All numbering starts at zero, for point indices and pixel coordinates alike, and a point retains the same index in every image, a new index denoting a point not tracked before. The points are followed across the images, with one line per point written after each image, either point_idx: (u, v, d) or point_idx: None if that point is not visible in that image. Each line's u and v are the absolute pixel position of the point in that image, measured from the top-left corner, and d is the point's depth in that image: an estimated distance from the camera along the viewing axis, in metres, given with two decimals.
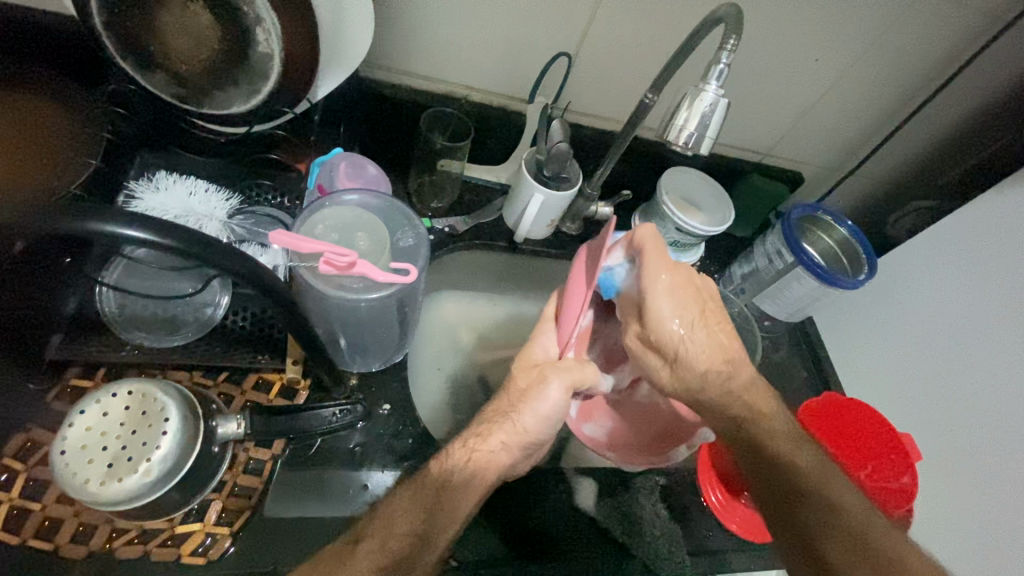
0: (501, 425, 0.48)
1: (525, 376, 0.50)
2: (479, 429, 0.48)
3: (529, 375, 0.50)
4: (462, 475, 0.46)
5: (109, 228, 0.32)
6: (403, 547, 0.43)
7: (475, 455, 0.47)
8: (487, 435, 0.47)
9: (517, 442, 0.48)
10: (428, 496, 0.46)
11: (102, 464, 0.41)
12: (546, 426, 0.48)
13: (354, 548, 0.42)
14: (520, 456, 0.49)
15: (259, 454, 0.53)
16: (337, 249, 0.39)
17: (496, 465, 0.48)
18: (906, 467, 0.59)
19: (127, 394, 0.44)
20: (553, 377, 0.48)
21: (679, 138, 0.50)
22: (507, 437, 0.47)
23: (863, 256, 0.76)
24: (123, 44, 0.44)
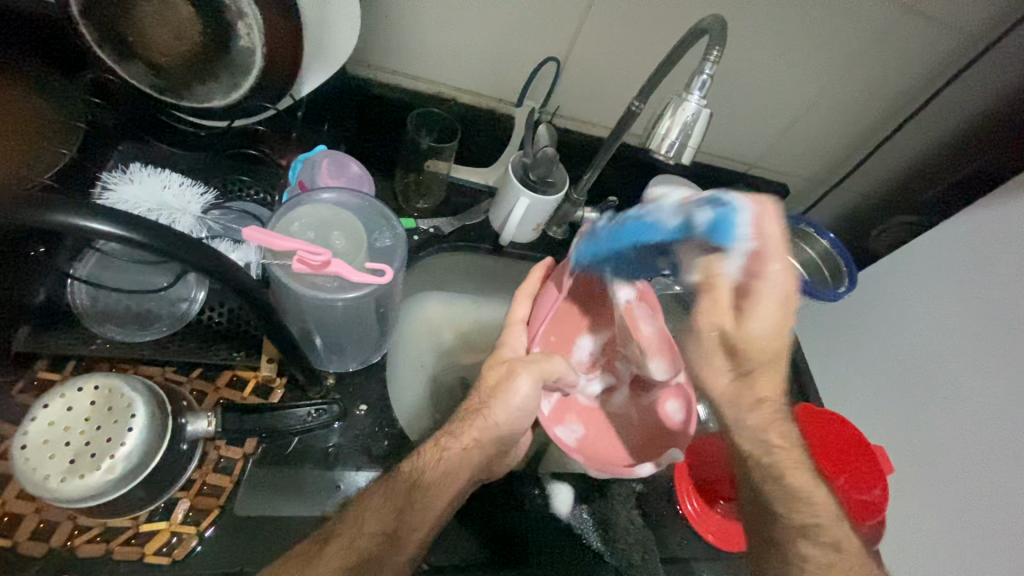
0: (471, 425, 0.49)
1: (495, 371, 0.51)
2: (451, 427, 0.50)
3: (498, 369, 0.51)
4: (436, 473, 0.47)
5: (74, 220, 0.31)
6: (369, 549, 0.43)
7: (448, 455, 0.48)
8: (459, 432, 0.48)
9: (488, 438, 0.49)
10: (403, 498, 0.45)
11: (64, 460, 0.40)
12: (516, 420, 0.49)
13: (324, 551, 0.41)
14: (492, 454, 0.50)
15: (230, 453, 0.52)
16: (311, 247, 0.39)
17: (470, 465, 0.48)
18: (877, 478, 0.59)
19: (93, 389, 0.43)
20: (522, 373, 0.50)
21: (662, 147, 0.50)
22: (480, 434, 0.49)
23: (844, 268, 0.77)
24: (100, 33, 0.43)
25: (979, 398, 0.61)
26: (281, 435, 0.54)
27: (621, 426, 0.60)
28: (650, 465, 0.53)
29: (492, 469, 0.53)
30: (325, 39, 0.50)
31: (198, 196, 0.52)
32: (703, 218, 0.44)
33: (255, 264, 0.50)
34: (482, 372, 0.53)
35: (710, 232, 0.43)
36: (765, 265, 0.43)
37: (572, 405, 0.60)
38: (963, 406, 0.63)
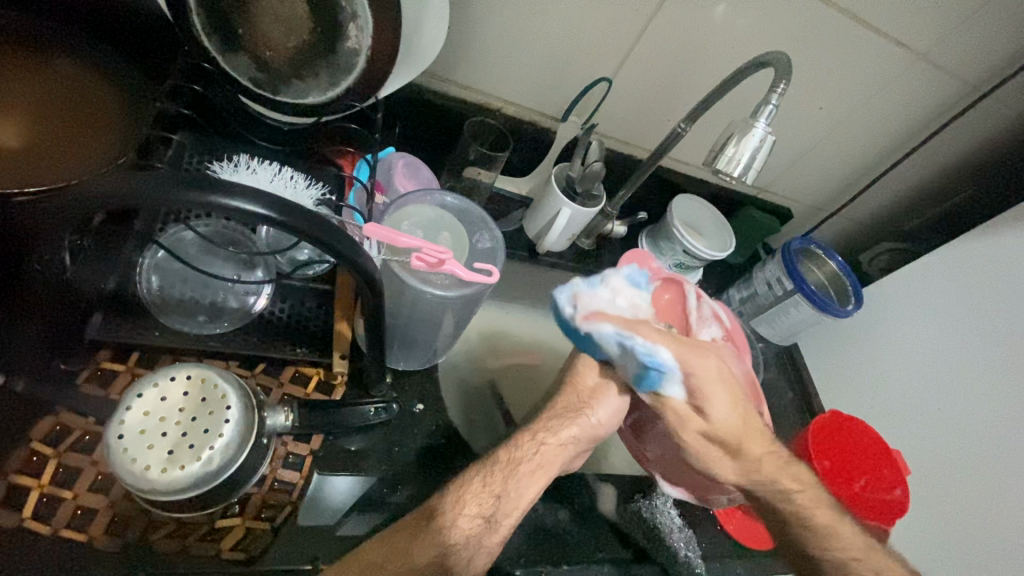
0: (573, 422, 0.51)
1: (594, 374, 0.54)
2: (545, 424, 0.51)
3: (596, 372, 0.54)
4: (532, 464, 0.47)
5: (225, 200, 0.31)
6: (469, 530, 0.43)
7: (546, 449, 0.49)
8: (557, 429, 0.50)
9: (585, 436, 0.51)
10: (496, 484, 0.46)
11: (163, 450, 0.39)
12: (612, 419, 0.53)
13: (428, 526, 0.43)
14: (581, 451, 0.52)
15: (298, 449, 0.52)
16: (432, 245, 0.40)
17: (563, 459, 0.49)
18: (897, 480, 0.64)
19: (187, 379, 0.42)
20: (619, 377, 0.54)
21: (728, 169, 0.54)
22: (580, 431, 0.51)
23: (850, 289, 0.84)
24: (210, 21, 0.45)
25: (993, 410, 0.69)
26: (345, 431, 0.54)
27: None
28: (725, 501, 0.59)
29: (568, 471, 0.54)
30: (417, 47, 0.52)
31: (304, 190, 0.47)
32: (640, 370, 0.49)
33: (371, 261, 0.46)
34: (577, 370, 0.54)
35: (643, 376, 0.49)
36: (690, 363, 0.50)
37: (646, 425, 0.65)
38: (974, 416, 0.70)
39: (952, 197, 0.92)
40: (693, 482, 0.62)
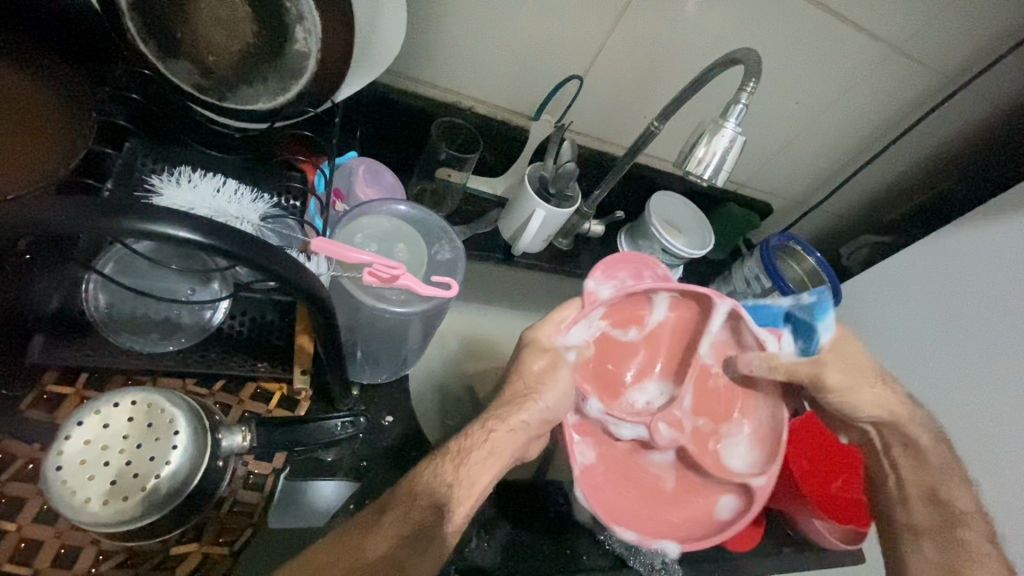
0: (523, 408, 0.49)
1: (539, 361, 0.51)
2: (498, 411, 0.49)
3: (542, 359, 0.51)
4: (483, 452, 0.47)
5: (153, 227, 0.30)
6: (420, 518, 0.43)
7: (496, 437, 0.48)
8: (508, 416, 0.48)
9: (541, 419, 0.49)
10: (446, 474, 0.46)
11: (105, 480, 0.38)
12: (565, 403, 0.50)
13: (382, 520, 0.43)
14: (534, 436, 0.51)
15: (260, 468, 0.50)
16: (385, 260, 0.38)
17: (514, 447, 0.48)
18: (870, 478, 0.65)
19: (131, 405, 0.40)
20: (567, 366, 0.51)
21: (698, 171, 0.53)
22: (531, 415, 0.49)
23: (829, 285, 0.83)
24: (146, 26, 0.42)
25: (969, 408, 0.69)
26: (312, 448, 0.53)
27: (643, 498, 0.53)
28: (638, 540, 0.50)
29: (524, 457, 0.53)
30: (373, 47, 0.50)
31: (253, 202, 0.44)
32: (804, 304, 0.56)
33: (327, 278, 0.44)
34: (524, 356, 0.51)
35: (815, 315, 0.55)
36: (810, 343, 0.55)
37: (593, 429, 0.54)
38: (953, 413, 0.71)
39: (929, 190, 0.92)
40: (625, 506, 0.52)
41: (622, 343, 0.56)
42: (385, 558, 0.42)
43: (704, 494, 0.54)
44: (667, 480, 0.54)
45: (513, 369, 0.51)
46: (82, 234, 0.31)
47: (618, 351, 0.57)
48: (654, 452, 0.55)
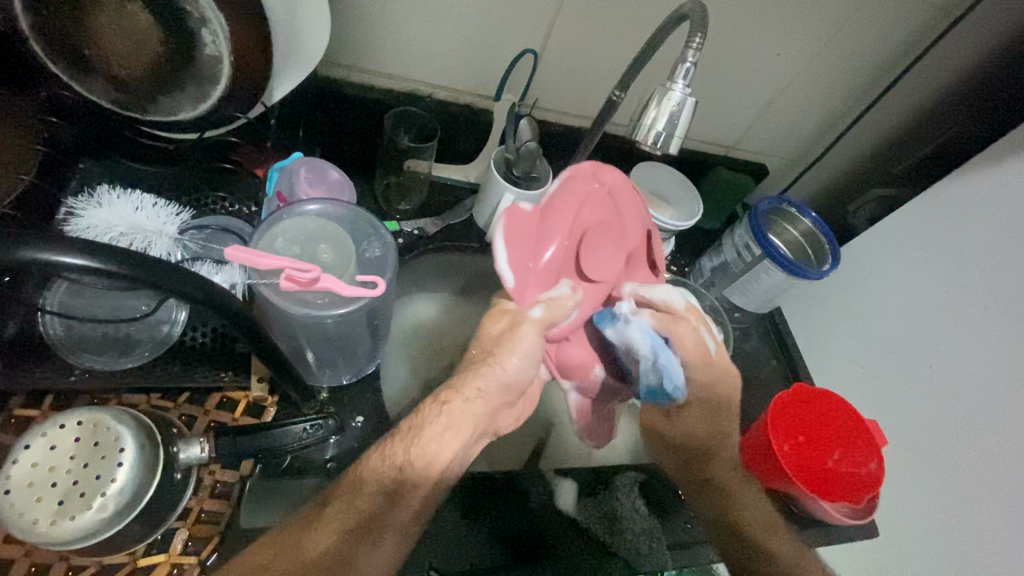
0: (482, 376, 0.47)
1: (498, 324, 0.49)
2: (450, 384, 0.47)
3: (501, 322, 0.49)
4: (438, 425, 0.45)
5: (38, 251, 0.29)
6: (370, 518, 0.43)
7: (449, 408, 0.45)
8: (462, 385, 0.46)
9: (500, 391, 0.47)
10: (396, 457, 0.44)
11: (53, 502, 0.38)
12: (527, 362, 0.48)
13: (323, 514, 0.43)
14: (501, 402, 0.49)
15: (226, 477, 0.50)
16: (300, 264, 0.37)
17: (474, 417, 0.46)
18: (872, 451, 0.60)
19: (77, 425, 0.41)
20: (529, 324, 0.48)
21: (648, 139, 0.50)
22: (488, 383, 0.47)
23: (827, 246, 0.78)
24: (53, 46, 0.45)
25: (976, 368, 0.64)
26: (276, 454, 0.51)
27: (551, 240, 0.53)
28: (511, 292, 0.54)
29: (496, 427, 0.50)
30: (298, 44, 0.51)
31: (172, 215, 0.52)
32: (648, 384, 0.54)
33: (240, 285, 0.50)
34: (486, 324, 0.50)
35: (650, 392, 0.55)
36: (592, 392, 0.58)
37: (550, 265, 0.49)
38: (957, 383, 0.63)
39: None
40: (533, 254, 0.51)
41: (601, 246, 0.50)
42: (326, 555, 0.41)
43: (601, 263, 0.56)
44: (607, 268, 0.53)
45: (474, 334, 0.50)
46: None
47: (590, 244, 0.49)
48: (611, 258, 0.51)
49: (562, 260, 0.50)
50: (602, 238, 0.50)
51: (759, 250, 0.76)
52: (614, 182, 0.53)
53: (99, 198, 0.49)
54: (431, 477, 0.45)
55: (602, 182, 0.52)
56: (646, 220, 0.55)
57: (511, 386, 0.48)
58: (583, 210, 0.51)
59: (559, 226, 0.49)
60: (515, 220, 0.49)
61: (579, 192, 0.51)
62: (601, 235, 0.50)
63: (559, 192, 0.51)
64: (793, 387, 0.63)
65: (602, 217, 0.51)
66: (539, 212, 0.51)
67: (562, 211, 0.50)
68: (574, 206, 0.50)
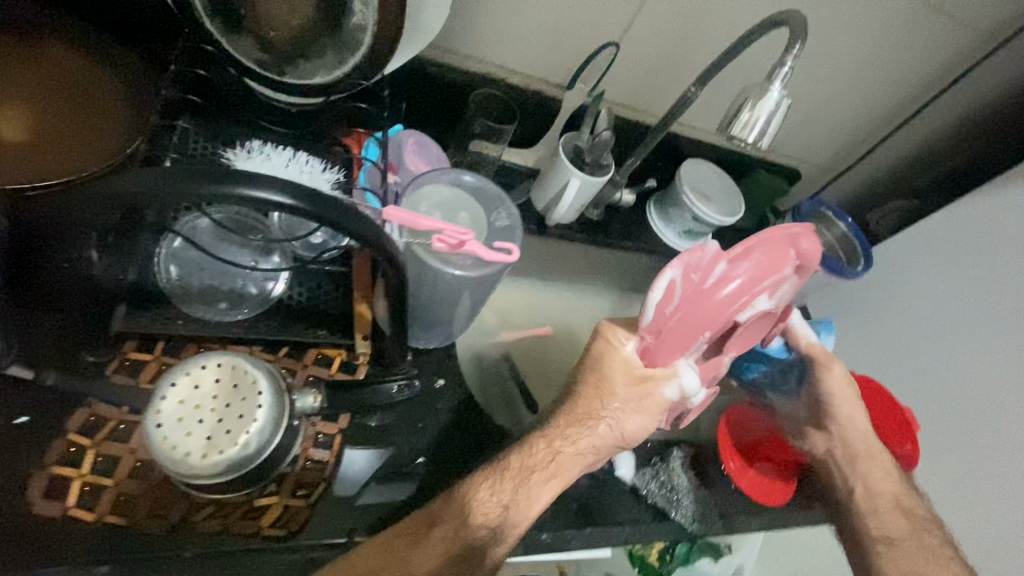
0: (591, 432, 0.53)
1: (616, 371, 0.54)
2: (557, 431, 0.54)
3: (618, 368, 0.54)
4: (544, 473, 0.52)
5: (242, 188, 0.33)
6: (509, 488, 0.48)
7: (561, 457, 0.53)
8: (571, 438, 0.53)
9: (602, 446, 0.54)
10: (506, 492, 0.50)
11: (202, 436, 0.40)
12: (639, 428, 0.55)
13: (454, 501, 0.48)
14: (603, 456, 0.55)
15: (327, 428, 0.52)
16: (452, 227, 0.41)
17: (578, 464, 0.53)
18: (906, 433, 0.68)
19: (217, 366, 0.43)
20: (649, 407, 0.55)
21: (744, 134, 0.54)
22: (594, 441, 0.54)
23: (860, 249, 0.84)
24: (216, 5, 0.50)
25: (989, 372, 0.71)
26: (369, 409, 0.56)
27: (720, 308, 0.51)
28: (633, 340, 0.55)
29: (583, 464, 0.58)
30: (419, 18, 0.53)
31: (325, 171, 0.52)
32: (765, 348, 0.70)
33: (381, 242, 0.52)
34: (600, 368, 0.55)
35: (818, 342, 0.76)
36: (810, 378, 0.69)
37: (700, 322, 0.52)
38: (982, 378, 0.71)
39: (962, 152, 0.91)
40: (686, 335, 0.53)
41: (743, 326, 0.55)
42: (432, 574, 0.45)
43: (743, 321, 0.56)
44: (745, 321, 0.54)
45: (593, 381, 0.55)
46: (195, 199, 0.34)
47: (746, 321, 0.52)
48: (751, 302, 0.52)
49: (709, 337, 0.53)
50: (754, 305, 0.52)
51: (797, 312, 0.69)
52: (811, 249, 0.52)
53: (249, 149, 0.51)
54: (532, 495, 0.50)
55: (806, 249, 0.52)
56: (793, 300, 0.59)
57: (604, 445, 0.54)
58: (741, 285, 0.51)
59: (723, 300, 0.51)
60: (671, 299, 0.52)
61: (775, 256, 0.51)
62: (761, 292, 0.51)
63: (749, 267, 0.50)
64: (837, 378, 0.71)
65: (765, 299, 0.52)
66: (669, 307, 0.52)
67: (743, 298, 0.51)
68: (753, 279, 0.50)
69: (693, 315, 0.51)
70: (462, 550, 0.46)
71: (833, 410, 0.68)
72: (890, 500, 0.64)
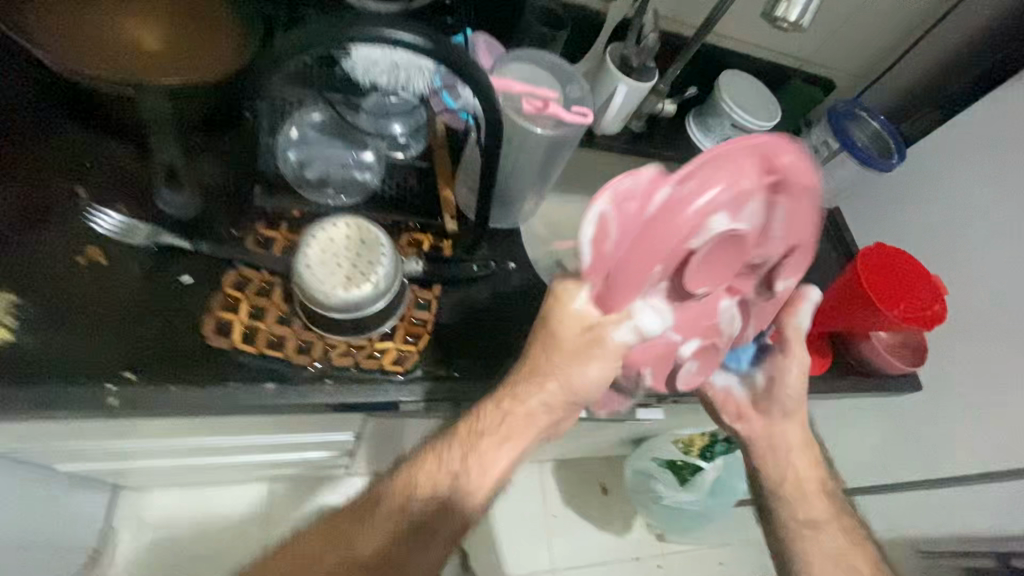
0: (543, 390, 0.54)
1: (573, 327, 0.53)
2: (509, 392, 0.54)
3: (575, 326, 0.53)
4: (496, 436, 0.53)
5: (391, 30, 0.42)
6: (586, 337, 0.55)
7: (512, 417, 0.54)
8: (523, 398, 0.54)
9: (558, 403, 0.54)
10: (454, 464, 0.52)
11: (342, 276, 0.50)
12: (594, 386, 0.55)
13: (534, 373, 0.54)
14: (557, 418, 0.56)
15: (424, 296, 0.62)
16: (534, 91, 0.57)
17: (532, 427, 0.54)
18: (937, 294, 0.72)
19: (346, 227, 0.52)
20: (599, 362, 0.54)
21: (786, 15, 0.59)
22: (547, 400, 0.54)
23: (892, 142, 0.88)
24: None
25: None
26: (456, 282, 0.64)
27: (670, 237, 0.45)
28: (585, 292, 0.52)
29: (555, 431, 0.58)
30: None
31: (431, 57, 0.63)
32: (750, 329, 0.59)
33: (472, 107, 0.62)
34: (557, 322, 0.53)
35: None
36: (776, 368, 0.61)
37: (653, 259, 0.47)
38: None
39: None
40: (640, 273, 0.48)
41: (717, 257, 0.48)
42: (380, 551, 0.48)
43: (723, 256, 0.49)
44: (711, 249, 0.46)
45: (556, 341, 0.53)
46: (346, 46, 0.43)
47: (702, 250, 0.45)
48: (710, 227, 0.44)
49: (665, 271, 0.48)
50: (724, 231, 0.45)
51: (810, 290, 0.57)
52: (796, 164, 0.45)
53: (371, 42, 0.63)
54: (490, 476, 0.53)
55: (780, 162, 0.45)
56: (803, 233, 0.49)
57: (568, 403, 0.55)
58: (715, 207, 0.44)
59: (667, 223, 0.44)
60: (618, 233, 0.46)
61: (712, 172, 0.44)
62: (719, 213, 0.44)
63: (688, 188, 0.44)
64: (857, 257, 0.74)
65: (732, 222, 0.45)
66: (606, 241, 0.46)
67: (688, 224, 0.44)
68: (696, 199, 0.43)
69: (646, 252, 0.46)
70: (410, 525, 0.49)
71: (782, 397, 0.61)
72: (816, 483, 0.62)
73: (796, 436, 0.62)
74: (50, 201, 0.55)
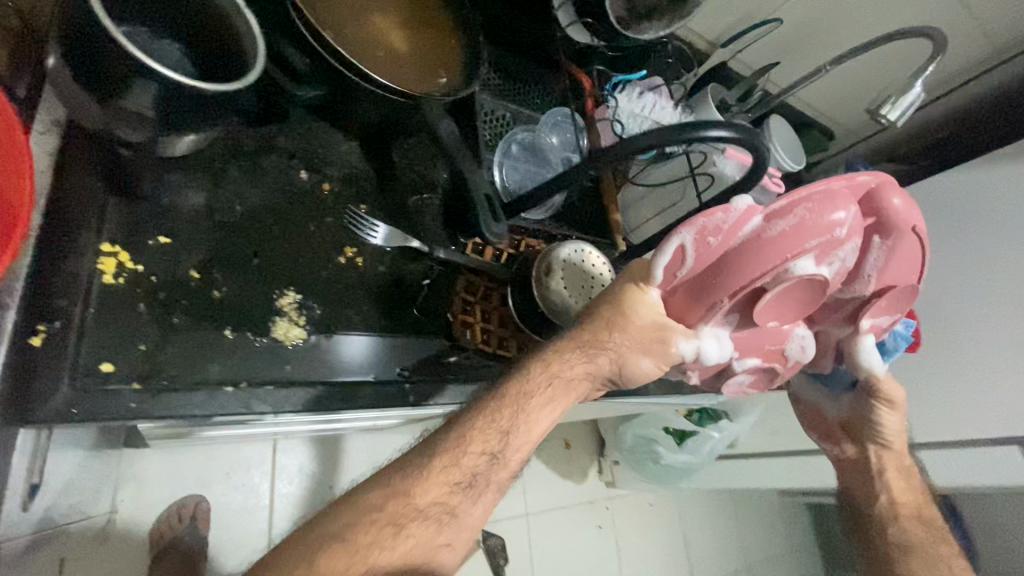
0: (589, 362, 0.52)
1: (638, 312, 0.53)
2: (550, 355, 0.52)
3: (639, 311, 0.53)
4: (545, 396, 0.50)
5: (715, 132, 0.47)
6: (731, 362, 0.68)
7: (560, 380, 0.51)
8: (567, 359, 0.52)
9: (598, 373, 0.53)
10: (503, 422, 0.48)
11: (584, 296, 0.59)
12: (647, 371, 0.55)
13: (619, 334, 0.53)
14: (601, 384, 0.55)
15: None
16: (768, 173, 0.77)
17: (570, 389, 0.52)
18: None
19: (579, 251, 0.62)
20: (649, 355, 0.54)
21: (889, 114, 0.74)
22: (592, 369, 0.52)
23: None
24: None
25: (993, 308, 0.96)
26: None
27: (759, 265, 0.50)
28: (655, 291, 0.54)
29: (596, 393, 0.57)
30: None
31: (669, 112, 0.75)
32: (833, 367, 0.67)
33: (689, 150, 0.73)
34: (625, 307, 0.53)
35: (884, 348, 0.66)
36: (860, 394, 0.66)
37: (728, 278, 0.51)
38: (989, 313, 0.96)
39: None
40: (714, 288, 0.52)
41: (794, 289, 0.53)
42: (436, 504, 0.44)
43: (798, 288, 0.53)
44: (790, 282, 0.51)
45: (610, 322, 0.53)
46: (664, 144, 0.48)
47: (781, 280, 0.50)
48: (796, 261, 0.50)
49: (734, 297, 0.52)
50: (802, 265, 0.50)
51: (871, 336, 0.60)
52: (885, 217, 0.53)
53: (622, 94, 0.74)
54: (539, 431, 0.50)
55: (880, 207, 0.53)
56: (894, 275, 0.55)
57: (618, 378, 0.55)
58: (804, 244, 0.50)
59: (746, 250, 0.50)
60: (698, 251, 0.51)
61: (815, 211, 0.50)
62: (806, 250, 0.50)
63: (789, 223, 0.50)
64: None
65: (806, 255, 0.50)
66: (683, 263, 0.52)
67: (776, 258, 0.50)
68: (788, 237, 0.50)
69: (730, 275, 0.51)
70: (468, 479, 0.46)
71: (878, 433, 0.68)
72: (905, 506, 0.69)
73: (891, 462, 0.69)
74: (305, 196, 0.54)
